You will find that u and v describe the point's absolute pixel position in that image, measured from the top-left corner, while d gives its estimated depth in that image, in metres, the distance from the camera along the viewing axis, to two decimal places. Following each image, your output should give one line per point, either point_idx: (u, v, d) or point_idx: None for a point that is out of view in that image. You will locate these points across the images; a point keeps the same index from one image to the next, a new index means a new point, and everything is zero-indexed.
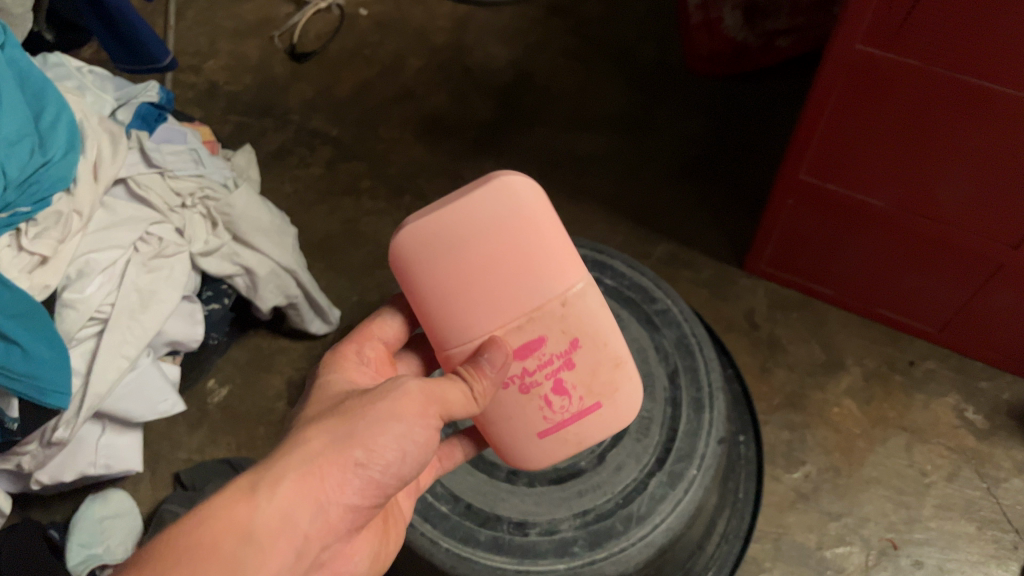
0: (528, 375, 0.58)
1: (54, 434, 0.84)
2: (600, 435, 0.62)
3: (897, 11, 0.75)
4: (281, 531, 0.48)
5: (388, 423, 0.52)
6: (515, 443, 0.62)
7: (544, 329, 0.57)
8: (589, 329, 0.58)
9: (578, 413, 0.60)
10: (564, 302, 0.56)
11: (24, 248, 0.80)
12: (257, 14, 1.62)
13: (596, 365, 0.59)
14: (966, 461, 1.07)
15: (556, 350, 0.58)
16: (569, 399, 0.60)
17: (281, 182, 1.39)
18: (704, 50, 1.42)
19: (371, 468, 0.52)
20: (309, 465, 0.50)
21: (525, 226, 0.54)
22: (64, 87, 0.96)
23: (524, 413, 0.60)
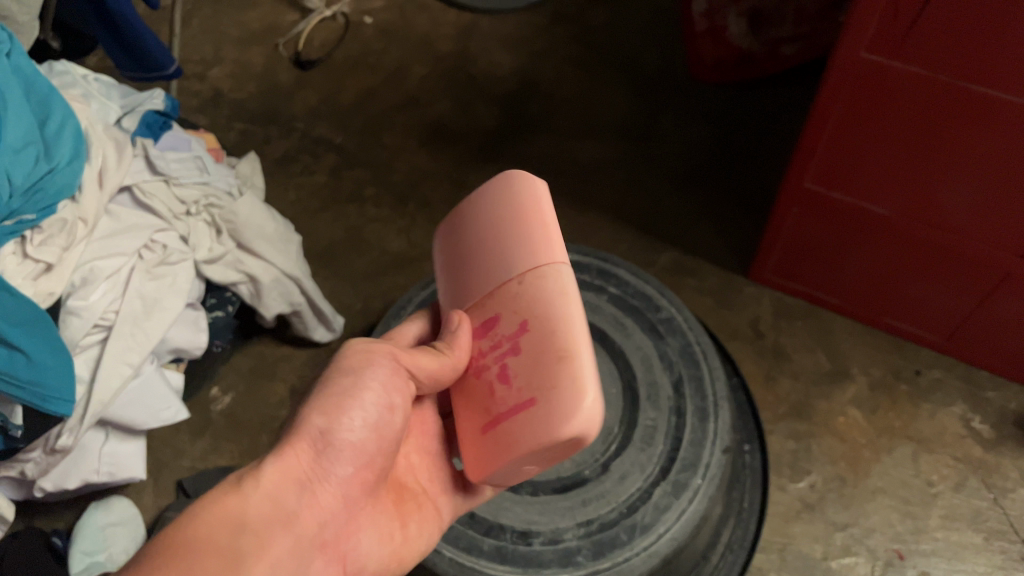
0: (484, 358, 0.60)
1: (57, 441, 0.84)
2: (533, 444, 0.54)
3: (902, 21, 0.75)
4: (273, 518, 0.51)
5: (344, 400, 0.57)
6: (472, 448, 0.59)
7: (501, 307, 0.59)
8: (535, 311, 0.56)
9: (519, 405, 0.55)
10: (521, 279, 0.58)
11: (29, 255, 0.81)
12: (262, 21, 1.62)
13: (538, 354, 0.55)
14: (972, 471, 1.06)
15: (505, 332, 0.58)
16: (509, 389, 0.57)
17: (285, 189, 1.39)
18: (709, 57, 1.41)
19: (335, 434, 0.56)
20: (286, 453, 0.54)
21: (517, 214, 0.59)
22: (70, 95, 0.96)
23: (478, 405, 0.59)
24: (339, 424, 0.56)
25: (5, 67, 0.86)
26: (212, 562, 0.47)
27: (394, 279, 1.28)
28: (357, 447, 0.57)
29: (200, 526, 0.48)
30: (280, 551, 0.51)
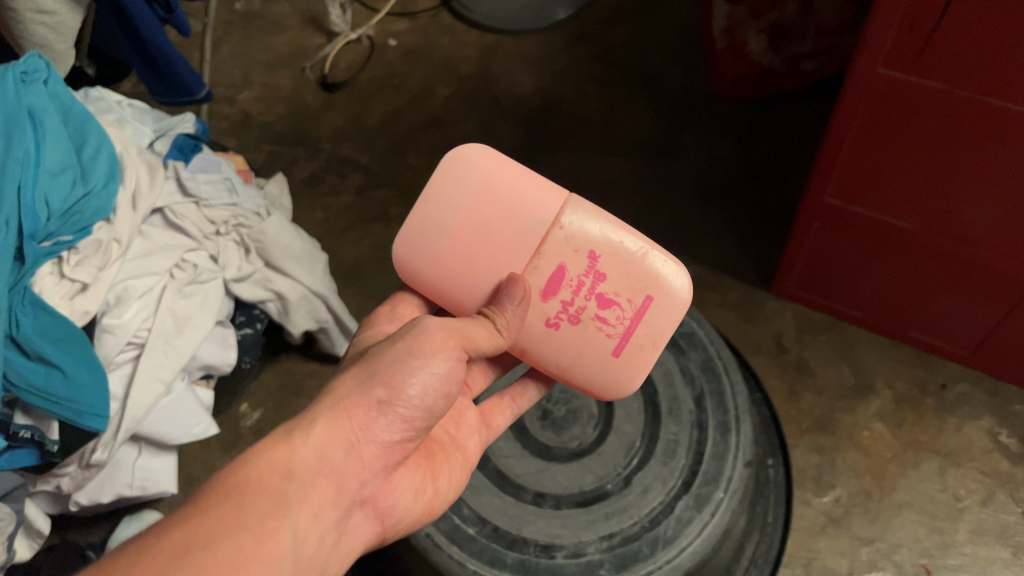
0: (571, 305, 0.66)
1: (92, 456, 0.86)
2: (669, 326, 0.67)
3: (918, 36, 0.76)
4: (319, 470, 0.53)
5: (410, 360, 0.58)
6: (603, 375, 0.68)
7: (559, 257, 0.66)
8: (598, 239, 0.66)
9: (636, 312, 0.66)
10: (563, 225, 0.66)
11: (66, 275, 0.84)
12: (290, 45, 1.66)
13: (624, 267, 0.66)
14: (1000, 486, 1.05)
15: (580, 270, 0.66)
16: (620, 306, 0.66)
17: (312, 210, 1.42)
18: (729, 74, 1.42)
19: (395, 403, 0.57)
20: (339, 408, 0.56)
21: (485, 184, 0.66)
22: (105, 120, 0.99)
23: (590, 342, 0.67)
24: (401, 394, 0.57)
25: (43, 96, 0.89)
26: (262, 507, 0.50)
27: None
28: (409, 418, 0.58)
29: (249, 475, 0.51)
30: (322, 494, 0.53)
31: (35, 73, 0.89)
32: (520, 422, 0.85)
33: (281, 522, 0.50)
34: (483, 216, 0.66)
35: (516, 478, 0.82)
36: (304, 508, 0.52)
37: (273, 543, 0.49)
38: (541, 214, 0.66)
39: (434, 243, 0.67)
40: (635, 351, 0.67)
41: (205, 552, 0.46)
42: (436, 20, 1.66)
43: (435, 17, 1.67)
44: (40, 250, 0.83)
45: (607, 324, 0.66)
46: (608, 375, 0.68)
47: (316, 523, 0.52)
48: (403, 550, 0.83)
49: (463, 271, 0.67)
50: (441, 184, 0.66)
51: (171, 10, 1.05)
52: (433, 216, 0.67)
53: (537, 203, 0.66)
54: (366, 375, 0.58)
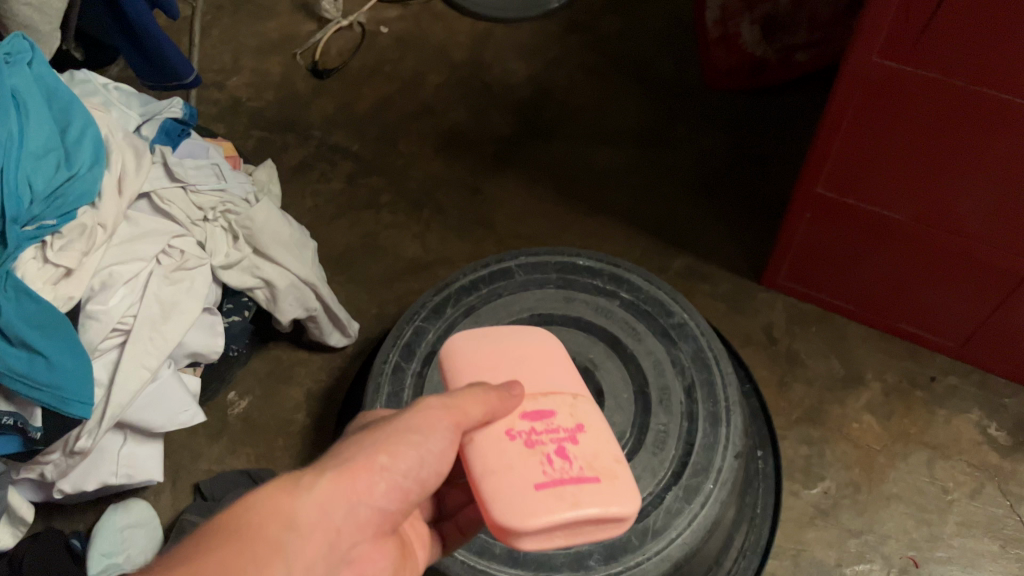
0: (535, 434, 0.57)
1: (77, 443, 0.85)
2: (597, 513, 0.54)
3: (914, 25, 0.75)
4: (319, 523, 0.50)
5: (411, 434, 0.54)
6: (507, 503, 0.54)
7: (556, 406, 0.60)
8: (594, 426, 0.60)
9: (579, 479, 0.56)
10: (578, 399, 0.62)
11: (49, 260, 0.82)
12: (280, 31, 1.64)
13: (599, 450, 0.58)
14: (989, 478, 1.05)
15: (563, 425, 0.59)
16: (570, 465, 0.56)
17: (302, 197, 1.40)
18: (722, 65, 1.41)
19: (395, 472, 0.53)
20: (345, 466, 0.52)
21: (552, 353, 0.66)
22: (90, 103, 0.97)
23: (525, 467, 0.55)
24: (400, 462, 0.53)
25: (27, 77, 0.88)
26: (258, 553, 0.48)
27: (408, 285, 1.29)
28: (405, 488, 0.54)
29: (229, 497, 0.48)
30: (318, 550, 0.50)
31: (20, 54, 0.88)
32: None
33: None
34: (523, 359, 0.65)
35: None
36: (298, 562, 0.49)
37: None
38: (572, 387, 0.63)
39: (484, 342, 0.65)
40: (554, 501, 0.54)
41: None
42: (428, 7, 1.65)
43: (427, 4, 1.65)
44: (22, 235, 0.81)
45: (548, 465, 0.56)
46: (510, 503, 0.54)
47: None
48: None
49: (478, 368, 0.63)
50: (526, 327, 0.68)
51: None
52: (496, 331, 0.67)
53: (569, 383, 0.63)
54: (370, 439, 0.54)
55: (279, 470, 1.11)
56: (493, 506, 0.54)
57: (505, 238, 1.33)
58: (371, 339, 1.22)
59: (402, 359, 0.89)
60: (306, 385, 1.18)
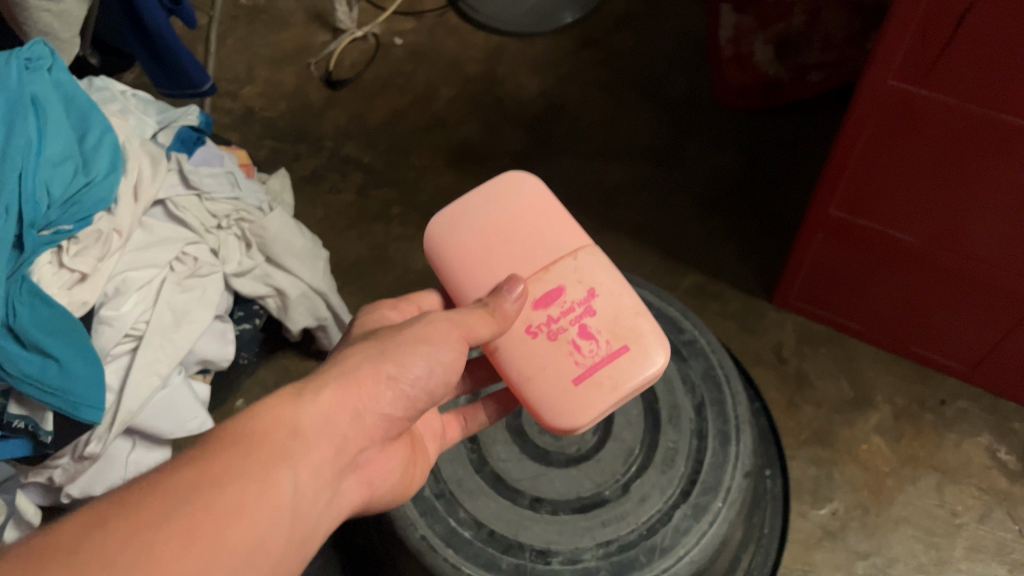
0: (554, 323, 0.64)
1: (86, 448, 0.85)
2: (636, 383, 0.63)
3: (930, 50, 0.75)
4: (323, 431, 0.51)
5: (419, 345, 0.58)
6: (555, 401, 0.63)
7: (563, 279, 0.66)
8: (604, 280, 0.66)
9: (610, 354, 0.63)
10: (578, 257, 0.66)
11: (65, 265, 0.83)
12: (295, 41, 1.65)
13: (617, 313, 0.65)
14: (998, 503, 1.05)
15: (576, 298, 0.65)
16: (596, 343, 0.64)
17: (313, 207, 1.41)
18: (735, 83, 1.42)
19: (402, 381, 0.56)
20: (348, 377, 0.54)
21: (525, 209, 0.68)
22: (108, 110, 0.98)
23: (557, 363, 0.63)
24: (408, 371, 0.57)
25: (47, 82, 0.89)
26: (267, 456, 0.48)
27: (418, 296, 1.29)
28: (411, 398, 0.57)
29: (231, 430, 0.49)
30: (323, 456, 0.51)
31: (40, 59, 0.88)
32: (519, 425, 0.84)
33: (282, 472, 0.48)
34: (514, 232, 0.68)
35: (513, 482, 0.81)
36: (307, 465, 0.49)
37: (276, 493, 0.46)
38: (564, 245, 0.67)
39: (466, 232, 0.68)
40: (594, 389, 0.62)
41: (213, 493, 0.44)
42: (442, 20, 1.66)
43: (441, 17, 1.66)
44: (39, 240, 0.82)
45: (577, 352, 0.63)
46: (558, 401, 0.63)
47: (315, 479, 0.50)
48: (397, 550, 0.83)
49: (475, 265, 0.67)
50: (489, 189, 0.69)
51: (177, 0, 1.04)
52: (468, 213, 0.69)
53: (560, 239, 0.68)
54: (377, 350, 0.57)
55: None
56: (549, 408, 0.63)
57: None
58: None
59: None
60: None
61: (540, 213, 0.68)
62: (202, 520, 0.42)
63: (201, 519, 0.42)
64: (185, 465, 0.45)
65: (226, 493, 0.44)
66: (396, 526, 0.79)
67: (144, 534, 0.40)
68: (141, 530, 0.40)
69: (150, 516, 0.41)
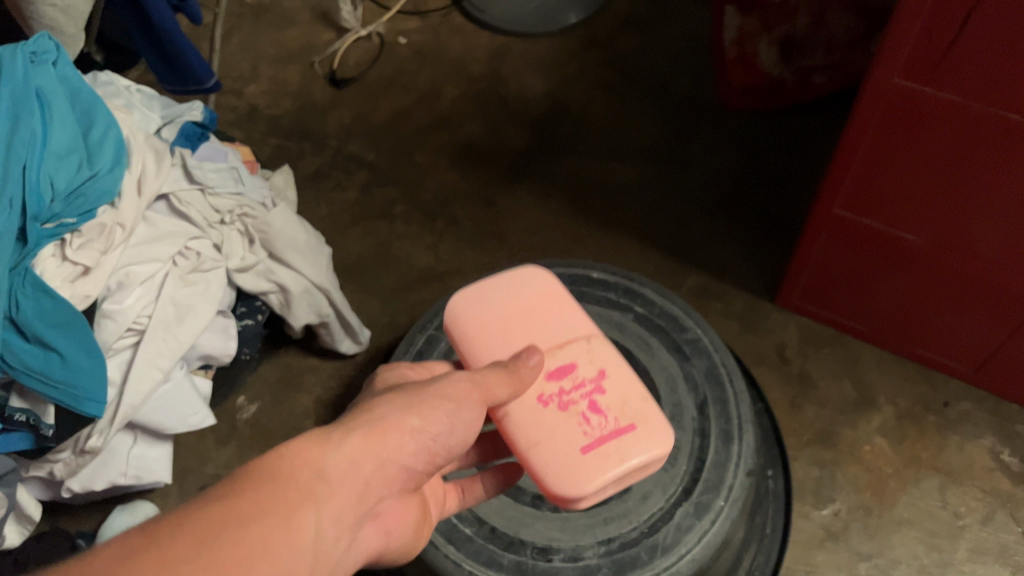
0: (564, 394, 0.63)
1: (88, 442, 0.85)
2: (643, 458, 0.61)
3: (936, 48, 0.75)
4: (348, 477, 0.50)
5: (442, 401, 0.55)
6: (561, 469, 0.61)
7: (575, 356, 0.66)
8: (615, 363, 0.66)
9: (617, 431, 0.62)
10: (592, 339, 0.67)
11: (68, 258, 0.83)
12: (300, 40, 1.65)
13: (626, 393, 0.64)
14: (1001, 505, 1.05)
15: (588, 375, 0.65)
16: (605, 418, 0.62)
17: (317, 204, 1.41)
18: (739, 84, 1.42)
19: (425, 435, 0.54)
20: (376, 425, 0.52)
21: (543, 293, 0.70)
22: (113, 104, 0.98)
23: (566, 431, 0.62)
24: (429, 425, 0.54)
25: (51, 76, 0.88)
26: (293, 495, 0.47)
27: (421, 294, 1.29)
28: (432, 449, 0.54)
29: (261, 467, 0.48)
30: (346, 502, 0.49)
31: (45, 53, 0.88)
32: None
33: (306, 514, 0.46)
34: (533, 311, 0.69)
35: (515, 479, 0.80)
36: (330, 508, 0.48)
37: (300, 535, 0.45)
38: (578, 326, 0.68)
39: (485, 306, 0.69)
40: (600, 460, 0.60)
41: (239, 534, 0.43)
42: (447, 20, 1.66)
43: (445, 17, 1.66)
44: (43, 233, 0.82)
45: (585, 423, 0.62)
46: (563, 470, 0.61)
47: (337, 525, 0.48)
48: None
49: (490, 335, 0.67)
50: (505, 275, 0.71)
51: None
52: (487, 292, 0.70)
53: (574, 322, 0.69)
54: (401, 402, 0.54)
55: None
56: (553, 474, 0.61)
57: (518, 251, 1.33)
58: (382, 347, 1.22)
59: None
60: (315, 392, 1.19)
61: (556, 299, 0.70)
62: (224, 563, 0.41)
63: (225, 563, 0.41)
64: (209, 502, 0.44)
65: (249, 533, 0.43)
66: None
67: (169, 570, 0.40)
68: (166, 568, 0.40)
69: (178, 554, 0.40)
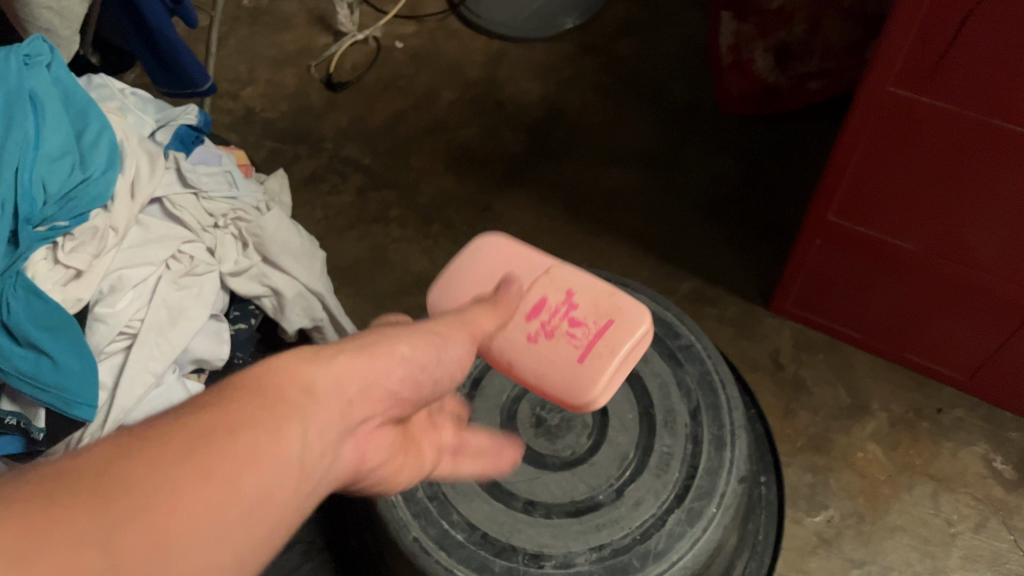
0: (541, 323, 0.63)
1: (78, 446, 0.84)
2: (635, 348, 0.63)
3: (930, 56, 0.75)
4: (336, 396, 0.43)
5: (430, 336, 0.50)
6: (577, 387, 0.62)
7: (542, 290, 0.65)
8: (577, 281, 0.66)
9: (600, 330, 0.63)
10: (552, 269, 0.66)
11: (60, 261, 0.83)
12: (296, 43, 1.65)
13: (595, 297, 0.65)
14: (994, 512, 1.04)
15: (556, 299, 0.65)
16: (585, 327, 0.63)
17: (312, 208, 1.41)
18: (735, 90, 1.42)
19: (415, 363, 0.48)
20: (363, 348, 0.46)
21: (498, 247, 0.69)
22: (106, 108, 0.98)
23: (556, 350, 0.62)
24: (416, 353, 0.48)
25: (46, 78, 0.88)
26: (275, 409, 0.39)
27: (415, 298, 1.29)
28: (418, 377, 0.48)
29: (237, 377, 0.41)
30: (333, 419, 0.42)
31: (39, 56, 0.88)
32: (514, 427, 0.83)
33: (293, 428, 0.39)
34: (495, 270, 0.67)
35: (507, 485, 0.80)
36: (317, 425, 0.41)
37: (286, 449, 0.38)
38: (535, 262, 0.67)
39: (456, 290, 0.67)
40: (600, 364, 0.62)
41: (222, 440, 0.36)
42: (444, 25, 1.66)
43: (443, 21, 1.66)
44: (35, 235, 0.82)
45: (569, 341, 0.63)
46: (576, 383, 0.62)
47: (323, 442, 0.41)
48: (390, 551, 0.83)
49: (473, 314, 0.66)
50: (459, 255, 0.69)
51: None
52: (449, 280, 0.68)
53: (535, 261, 0.67)
54: (395, 331, 0.49)
55: None
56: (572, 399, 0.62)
57: None
58: None
59: None
60: None
61: (509, 250, 0.68)
62: (202, 464, 0.34)
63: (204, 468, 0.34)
64: (188, 406, 0.37)
65: (229, 441, 0.36)
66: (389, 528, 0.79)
67: (147, 476, 0.33)
68: (141, 473, 0.33)
69: (157, 456, 0.33)
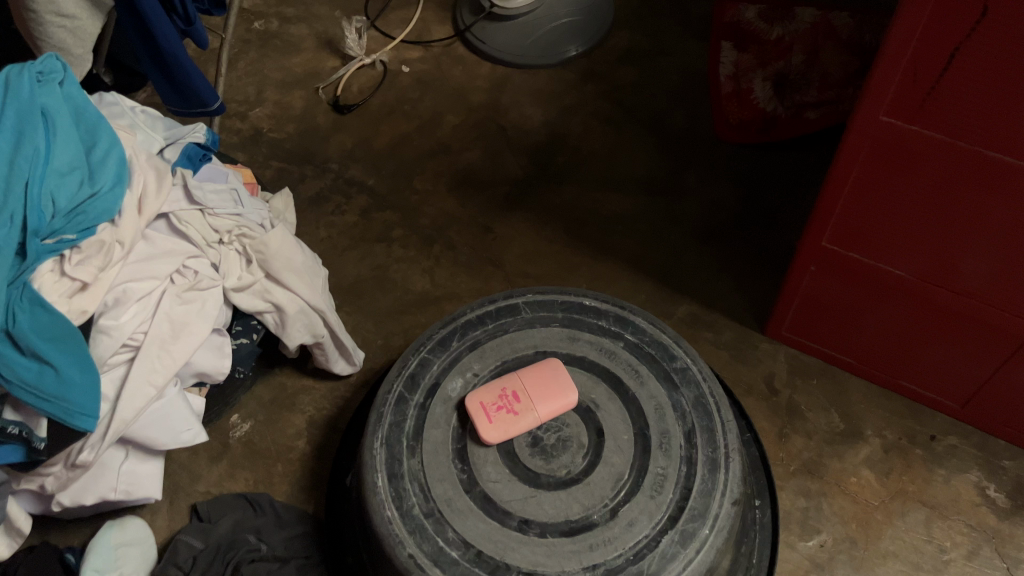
0: (508, 399, 0.84)
1: (78, 456, 0.86)
2: (488, 433, 0.82)
3: (920, 88, 0.77)
4: None
5: None
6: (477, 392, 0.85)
7: (527, 397, 0.83)
8: (523, 420, 0.83)
9: (498, 412, 0.83)
10: (533, 409, 0.83)
11: (66, 273, 0.84)
12: (305, 66, 1.68)
13: (517, 421, 0.83)
14: (986, 540, 1.05)
15: (515, 404, 0.83)
16: (504, 408, 0.83)
17: (316, 226, 1.43)
18: (733, 118, 1.47)
19: None
20: None
21: (558, 400, 0.84)
22: (117, 125, 1.00)
23: (489, 391, 0.85)
24: None
25: (58, 95, 0.90)
26: None
27: (415, 317, 1.30)
28: None
29: None
30: None
31: (51, 73, 0.90)
32: (510, 446, 0.84)
33: None
34: (538, 385, 0.84)
35: (502, 504, 0.80)
36: None
37: None
38: (545, 413, 0.83)
39: (550, 366, 0.86)
40: (484, 417, 0.83)
41: None
42: (450, 50, 1.69)
43: (448, 47, 1.69)
44: (42, 248, 0.83)
45: (500, 403, 0.84)
46: (482, 391, 0.85)
47: None
48: (383, 566, 0.83)
49: (538, 370, 0.86)
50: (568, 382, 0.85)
51: (190, 23, 1.06)
52: (557, 367, 0.86)
53: (541, 410, 0.83)
54: None
55: (277, 496, 1.11)
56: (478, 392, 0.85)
57: (513, 278, 1.34)
58: (375, 369, 1.23)
59: (405, 391, 0.89)
60: (307, 412, 1.19)
61: (551, 395, 0.84)
62: None
63: None
64: None
65: None
66: (384, 544, 0.80)
67: None
68: None
69: None
